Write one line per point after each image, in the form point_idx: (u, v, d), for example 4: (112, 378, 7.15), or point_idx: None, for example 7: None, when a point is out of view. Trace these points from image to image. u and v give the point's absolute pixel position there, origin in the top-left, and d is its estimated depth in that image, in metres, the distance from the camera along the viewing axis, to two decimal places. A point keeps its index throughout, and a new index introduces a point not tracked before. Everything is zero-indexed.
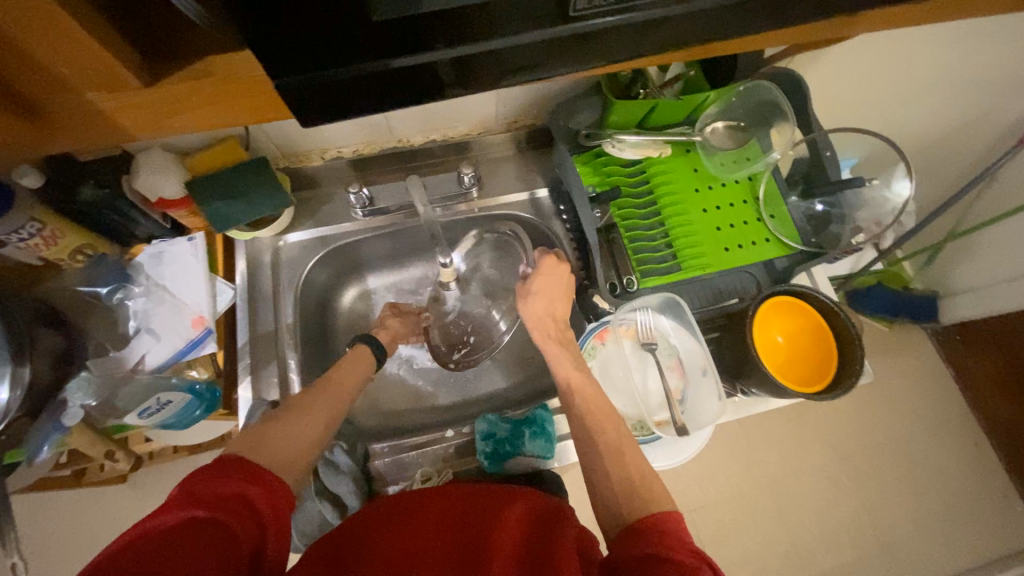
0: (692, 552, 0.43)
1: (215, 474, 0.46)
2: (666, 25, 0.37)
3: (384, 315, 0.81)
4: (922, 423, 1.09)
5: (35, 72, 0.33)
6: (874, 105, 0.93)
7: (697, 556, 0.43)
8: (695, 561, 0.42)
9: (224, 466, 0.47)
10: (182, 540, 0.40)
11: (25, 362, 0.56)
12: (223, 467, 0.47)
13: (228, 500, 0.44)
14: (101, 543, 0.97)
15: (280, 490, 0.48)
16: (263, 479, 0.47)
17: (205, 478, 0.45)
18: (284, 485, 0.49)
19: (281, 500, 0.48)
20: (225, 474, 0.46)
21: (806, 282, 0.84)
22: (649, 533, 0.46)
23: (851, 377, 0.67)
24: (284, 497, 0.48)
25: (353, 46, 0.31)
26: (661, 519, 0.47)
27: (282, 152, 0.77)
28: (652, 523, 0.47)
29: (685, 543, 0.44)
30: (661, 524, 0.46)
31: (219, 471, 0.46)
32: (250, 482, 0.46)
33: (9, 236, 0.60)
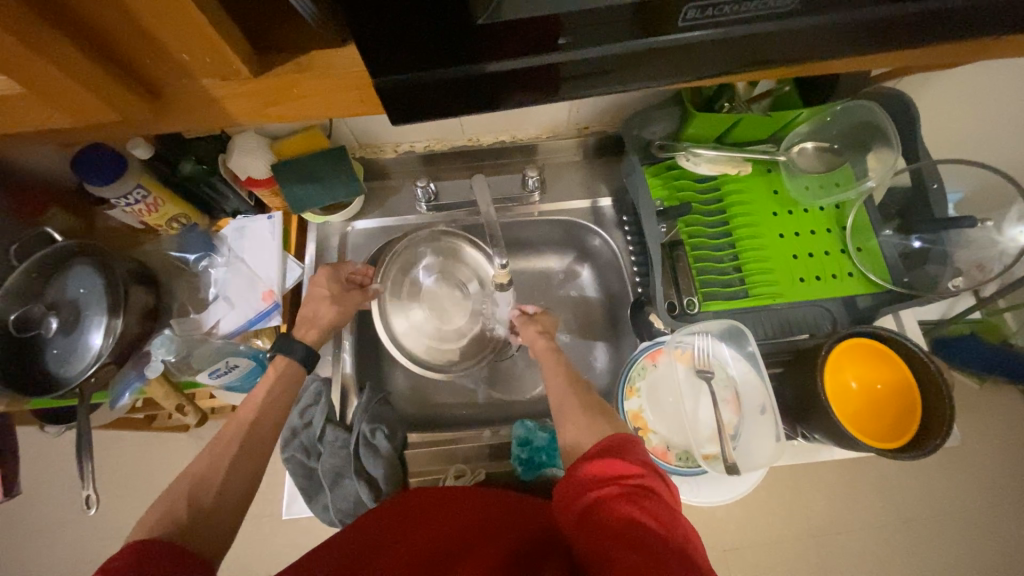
0: (642, 462, 0.46)
1: (139, 555, 0.44)
2: (755, 43, 0.35)
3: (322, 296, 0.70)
4: (1009, 498, 0.97)
5: (160, 58, 0.37)
6: (992, 136, 0.83)
7: (647, 467, 0.46)
8: (645, 472, 0.45)
9: (146, 546, 0.45)
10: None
11: (118, 314, 0.63)
12: (146, 549, 0.45)
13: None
14: (161, 485, 1.06)
15: (204, 569, 0.47)
16: (183, 559, 0.46)
17: (128, 560, 0.43)
18: (209, 564, 0.48)
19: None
20: (149, 554, 0.44)
21: (892, 325, 0.76)
22: (602, 449, 0.48)
23: (933, 438, 0.61)
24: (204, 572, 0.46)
25: (446, 47, 0.32)
26: (610, 438, 0.49)
27: (359, 142, 0.80)
28: (603, 444, 0.48)
29: (633, 454, 0.47)
30: (610, 440, 0.49)
31: (143, 551, 0.44)
32: (171, 560, 0.45)
33: (119, 200, 0.66)
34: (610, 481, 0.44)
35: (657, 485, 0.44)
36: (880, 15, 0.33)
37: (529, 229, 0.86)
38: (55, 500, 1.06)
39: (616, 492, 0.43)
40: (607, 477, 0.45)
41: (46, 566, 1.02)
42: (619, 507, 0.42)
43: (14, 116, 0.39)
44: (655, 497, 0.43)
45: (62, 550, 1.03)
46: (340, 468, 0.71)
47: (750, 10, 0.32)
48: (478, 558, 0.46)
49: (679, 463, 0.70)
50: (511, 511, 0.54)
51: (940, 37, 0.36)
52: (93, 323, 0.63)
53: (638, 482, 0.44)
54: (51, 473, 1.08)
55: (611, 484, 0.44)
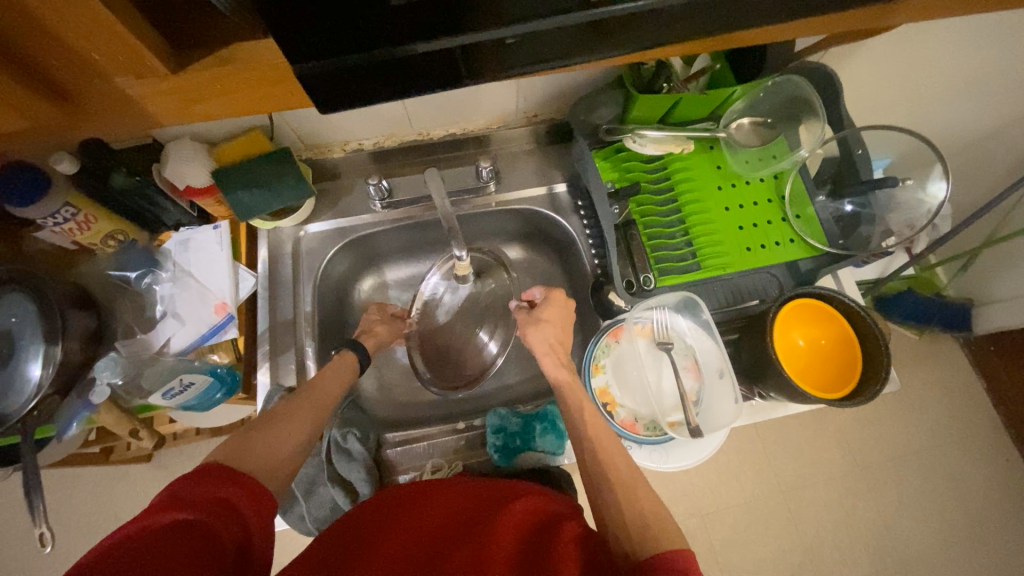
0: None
1: (199, 479, 0.45)
2: (685, 10, 0.36)
3: (372, 320, 0.79)
4: (948, 435, 1.05)
5: (66, 58, 0.35)
6: (911, 101, 0.89)
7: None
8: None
9: (209, 471, 0.46)
10: (160, 538, 0.39)
11: (58, 341, 0.60)
12: (208, 472, 0.46)
13: (208, 504, 0.43)
14: (124, 517, 1.01)
15: (262, 495, 0.48)
16: (245, 486, 0.47)
17: (190, 482, 0.45)
18: (269, 492, 0.49)
19: (261, 502, 0.47)
20: (208, 479, 0.46)
21: (832, 285, 0.81)
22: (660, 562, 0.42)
23: (875, 384, 0.65)
24: (264, 499, 0.48)
25: (369, 29, 0.31)
26: (676, 553, 0.43)
27: (305, 143, 0.78)
28: (665, 555, 0.43)
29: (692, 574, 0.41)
30: (673, 558, 0.42)
31: (206, 476, 0.46)
32: (233, 485, 0.46)
33: (46, 220, 0.63)
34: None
35: None
36: None
37: (488, 220, 0.86)
38: (6, 549, 0.99)
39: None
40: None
41: None
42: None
43: None
44: None
45: None
46: (313, 476, 0.71)
47: None
48: (463, 552, 0.45)
49: (647, 432, 0.73)
50: (496, 486, 0.55)
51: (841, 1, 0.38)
52: (29, 352, 0.59)
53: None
54: None
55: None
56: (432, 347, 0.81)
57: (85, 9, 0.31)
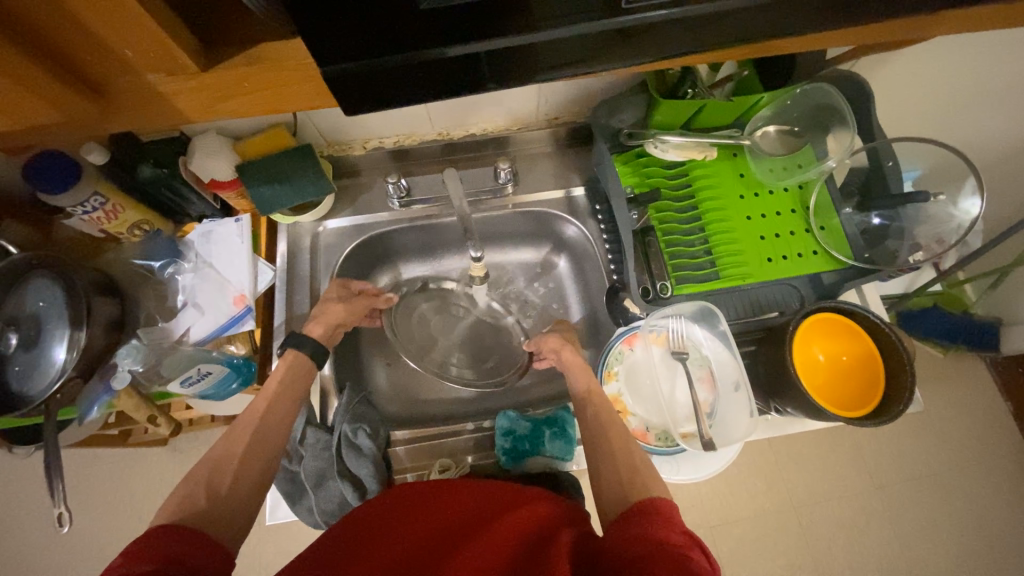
0: (684, 534, 0.44)
1: (157, 538, 0.45)
2: (714, 20, 0.36)
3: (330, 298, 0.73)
4: (971, 458, 1.02)
5: (100, 55, 0.35)
6: (943, 113, 0.87)
7: (688, 537, 0.44)
8: (685, 539, 0.43)
9: (166, 530, 0.46)
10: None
11: (83, 326, 0.61)
12: (165, 532, 0.46)
13: (171, 559, 0.43)
14: (139, 499, 1.03)
15: (219, 553, 0.48)
16: (204, 544, 0.47)
17: (150, 540, 0.44)
18: (227, 549, 0.49)
19: (219, 561, 0.47)
20: (168, 537, 0.45)
21: (855, 299, 0.79)
22: (639, 513, 0.47)
23: (898, 404, 0.63)
24: (221, 557, 0.48)
25: (397, 33, 0.31)
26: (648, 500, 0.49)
27: (326, 140, 0.79)
28: (640, 506, 0.48)
29: (677, 527, 0.45)
30: (649, 505, 0.48)
31: (164, 534, 0.46)
32: (190, 544, 0.46)
33: (75, 209, 0.64)
34: (645, 542, 0.43)
35: (696, 553, 0.42)
36: None
37: (505, 222, 0.86)
38: (26, 525, 1.02)
39: (652, 550, 0.42)
40: (643, 538, 0.43)
41: None
42: (650, 563, 0.40)
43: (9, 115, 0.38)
44: (687, 559, 0.40)
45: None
46: (323, 470, 0.71)
47: None
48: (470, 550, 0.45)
49: (658, 442, 0.71)
50: (503, 488, 0.55)
51: (882, 11, 0.37)
52: (55, 336, 0.61)
53: (678, 549, 0.42)
54: (21, 497, 1.04)
55: (648, 544, 0.42)
56: (423, 328, 0.85)
57: (120, 6, 0.31)
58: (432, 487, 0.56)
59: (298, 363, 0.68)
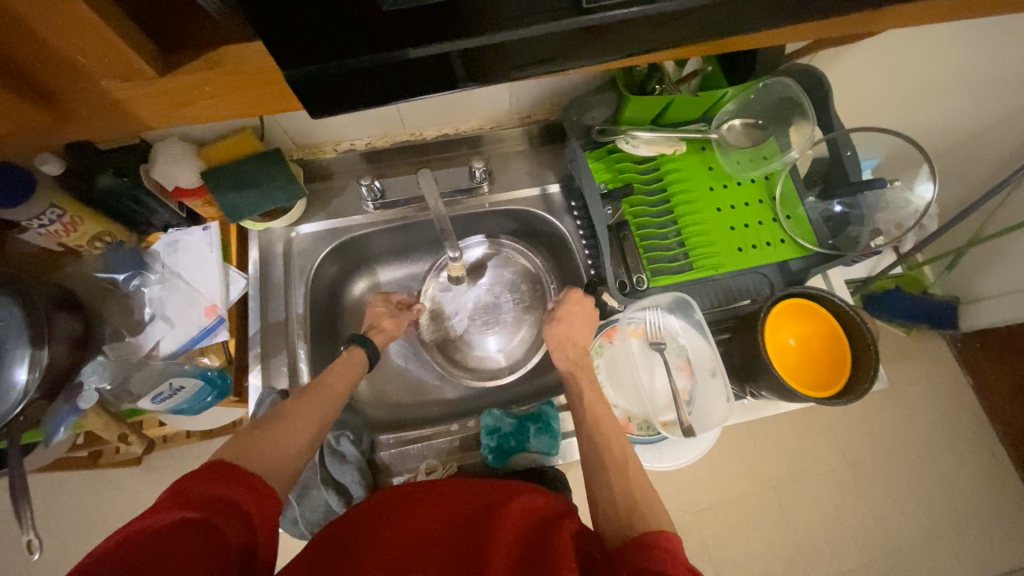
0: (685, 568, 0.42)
1: (203, 475, 0.45)
2: (683, 19, 0.37)
3: (380, 313, 0.78)
4: (935, 430, 1.07)
5: (51, 62, 0.34)
6: (897, 103, 0.90)
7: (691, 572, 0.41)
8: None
9: (213, 467, 0.46)
10: (170, 536, 0.39)
11: (44, 345, 0.59)
12: (214, 470, 0.46)
13: (215, 502, 0.43)
14: (112, 522, 1.00)
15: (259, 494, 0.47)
16: (250, 481, 0.47)
17: (196, 480, 0.45)
18: (274, 492, 0.49)
19: (266, 501, 0.47)
20: (211, 475, 0.46)
21: (822, 285, 0.82)
22: (639, 546, 0.44)
23: (864, 381, 0.65)
24: (269, 497, 0.48)
25: (360, 33, 0.31)
26: (657, 534, 0.45)
27: (295, 144, 0.78)
28: (639, 540, 0.45)
29: (680, 560, 0.43)
30: (652, 538, 0.45)
31: (211, 473, 0.46)
32: (237, 485, 0.46)
33: (31, 221, 0.62)
34: (644, 574, 0.41)
35: None
36: None
37: (481, 221, 0.86)
38: None
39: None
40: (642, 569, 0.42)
41: None
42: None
43: None
44: None
45: None
46: (306, 479, 0.70)
47: None
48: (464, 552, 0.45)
49: (640, 432, 0.73)
50: (492, 484, 0.55)
51: (834, 7, 0.39)
52: (14, 357, 0.58)
53: None
54: None
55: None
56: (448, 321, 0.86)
57: (74, 14, 0.30)
58: (429, 486, 0.55)
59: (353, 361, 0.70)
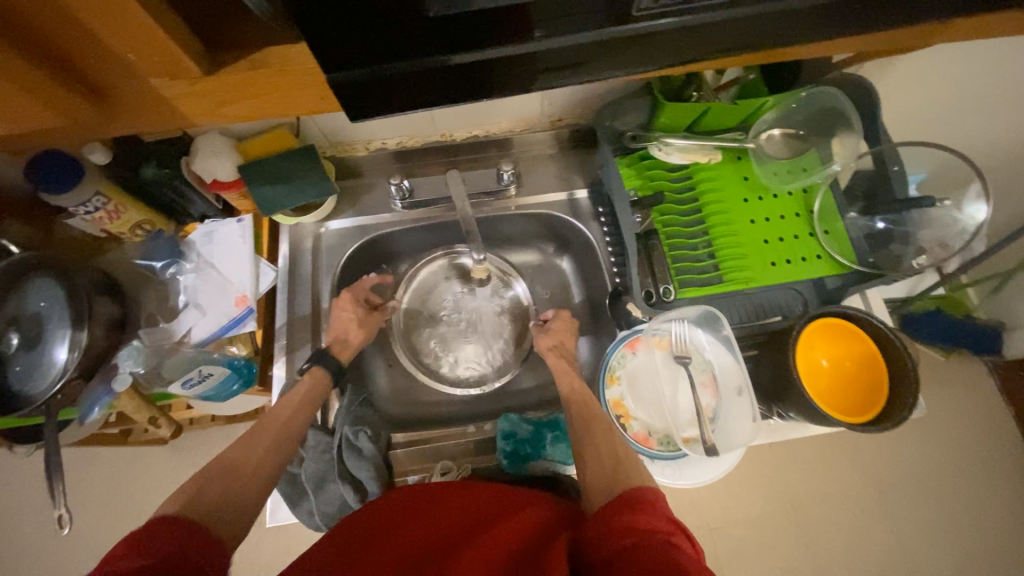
0: (669, 519, 0.44)
1: (161, 528, 0.44)
2: (720, 30, 0.36)
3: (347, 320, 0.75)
4: (973, 462, 1.01)
5: (103, 58, 0.35)
6: (948, 117, 0.86)
7: (675, 525, 0.43)
8: (668, 525, 0.43)
9: (170, 522, 0.45)
10: None
11: (84, 326, 0.61)
12: (172, 525, 0.45)
13: (171, 555, 0.42)
14: (138, 498, 1.03)
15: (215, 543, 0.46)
16: (203, 541, 0.45)
17: (150, 532, 0.43)
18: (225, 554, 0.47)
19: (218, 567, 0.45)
20: (170, 530, 0.44)
21: (860, 304, 0.78)
22: (622, 504, 0.45)
23: (902, 409, 0.62)
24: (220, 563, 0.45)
25: (400, 38, 0.31)
26: (633, 490, 0.47)
27: (329, 141, 0.79)
28: (624, 497, 0.46)
29: (662, 511, 0.45)
30: (633, 494, 0.46)
31: (168, 527, 0.44)
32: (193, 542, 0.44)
33: (77, 208, 0.64)
34: (630, 535, 0.42)
35: (683, 543, 0.42)
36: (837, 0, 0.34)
37: (506, 224, 0.85)
38: (27, 524, 1.02)
39: (639, 542, 0.41)
40: (631, 528, 0.42)
41: None
42: (637, 559, 0.39)
43: None
44: (673, 548, 0.40)
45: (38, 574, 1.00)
46: (322, 472, 0.70)
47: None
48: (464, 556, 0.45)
49: (660, 448, 0.70)
50: (502, 491, 0.55)
51: (892, 20, 0.37)
52: (56, 337, 0.61)
53: (664, 538, 0.41)
54: (21, 496, 1.04)
55: (637, 535, 0.42)
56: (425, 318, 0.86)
57: (126, 14, 0.31)
58: (433, 490, 0.55)
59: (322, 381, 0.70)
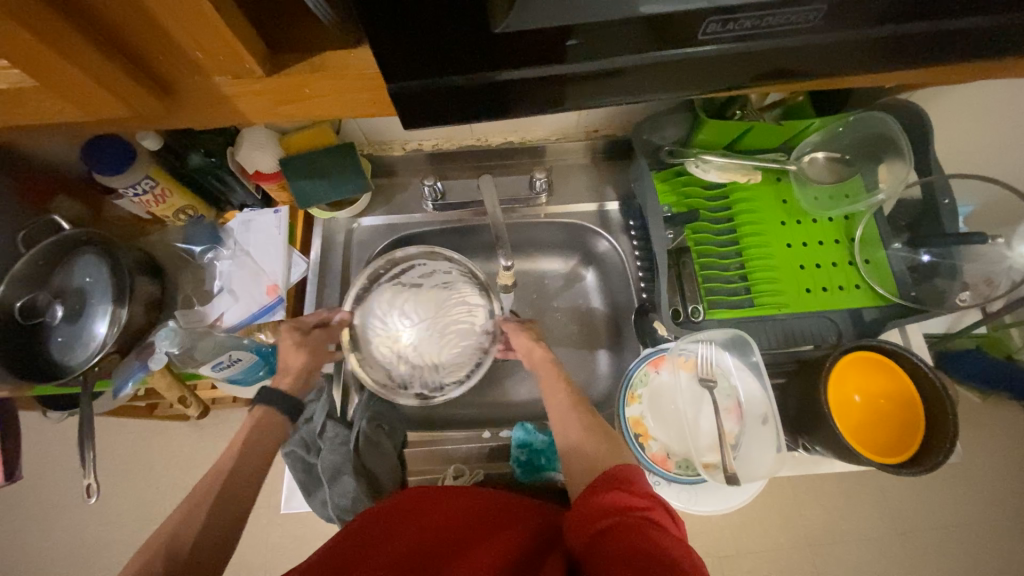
0: (648, 495, 0.44)
1: None
2: (770, 57, 0.35)
3: (286, 346, 0.66)
4: (1007, 514, 0.96)
5: (176, 57, 0.37)
6: (1006, 151, 0.82)
7: (654, 499, 0.44)
8: (648, 503, 0.43)
9: None
10: None
11: (125, 303, 0.64)
12: None
13: None
14: (159, 473, 1.07)
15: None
16: None
17: None
18: None
19: None
20: None
21: (897, 339, 0.75)
22: (605, 482, 0.45)
23: (936, 455, 0.59)
24: None
25: (460, 50, 0.31)
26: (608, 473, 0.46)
27: (368, 139, 0.81)
28: (607, 475, 0.46)
29: (642, 486, 0.45)
30: (615, 473, 0.46)
31: None
32: None
33: (127, 189, 0.67)
34: (614, 516, 0.42)
35: (664, 518, 0.42)
36: (895, 34, 0.33)
37: (535, 231, 0.85)
38: (56, 489, 1.07)
39: (620, 521, 0.41)
40: (613, 507, 0.43)
41: (48, 552, 1.03)
42: (620, 540, 0.40)
43: (28, 108, 0.39)
44: (655, 527, 0.41)
45: (62, 535, 1.04)
46: (338, 464, 0.69)
47: (773, 24, 0.32)
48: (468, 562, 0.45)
49: (678, 470, 0.70)
50: (510, 499, 0.55)
51: (961, 55, 0.36)
52: (99, 311, 0.64)
53: (647, 516, 0.42)
54: (53, 461, 1.08)
55: (614, 514, 0.42)
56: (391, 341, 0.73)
57: (201, 16, 0.32)
58: (437, 490, 0.56)
59: (269, 419, 0.62)
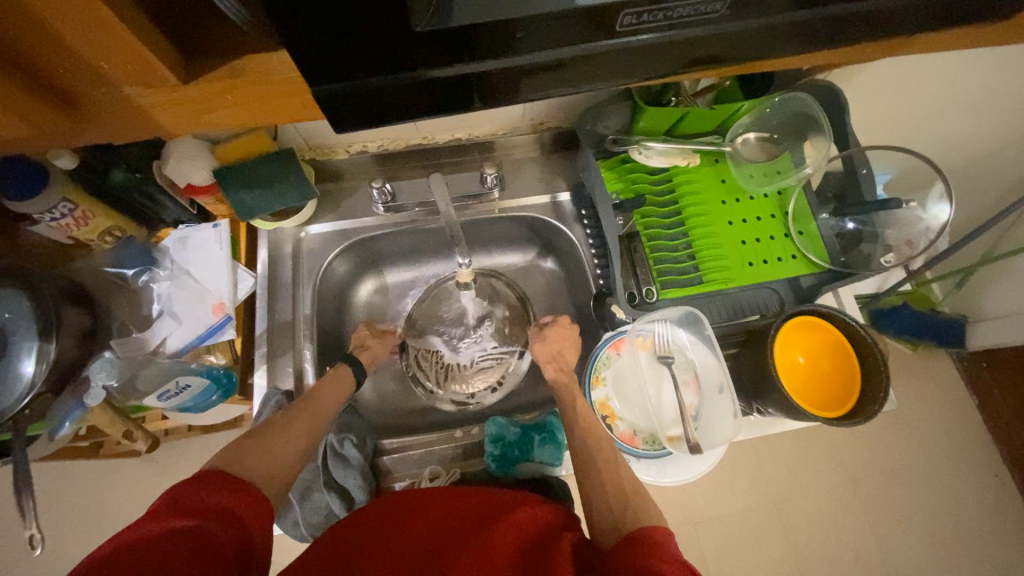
0: (679, 562, 0.42)
1: (199, 485, 0.47)
2: (698, 42, 0.36)
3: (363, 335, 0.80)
4: (939, 450, 1.06)
5: (81, 70, 0.34)
6: (912, 122, 0.90)
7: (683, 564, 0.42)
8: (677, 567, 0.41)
9: (207, 477, 0.48)
10: (165, 543, 0.40)
11: (52, 338, 0.59)
12: (212, 479, 0.48)
13: (211, 510, 0.45)
14: (113, 513, 1.00)
15: (265, 505, 0.50)
16: (247, 492, 0.49)
17: (189, 488, 0.46)
18: (265, 498, 0.51)
19: (260, 509, 0.49)
20: (206, 484, 0.47)
21: (832, 302, 0.81)
22: (636, 541, 0.45)
23: (871, 406, 0.64)
24: (261, 505, 0.49)
25: (389, 48, 0.31)
26: (644, 528, 0.47)
27: (308, 144, 0.79)
28: (640, 534, 0.46)
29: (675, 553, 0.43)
30: (646, 534, 0.46)
31: (205, 482, 0.48)
32: (233, 490, 0.48)
33: (43, 214, 0.61)
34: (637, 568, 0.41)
35: None
36: (807, 15, 0.35)
37: (490, 227, 0.85)
38: None
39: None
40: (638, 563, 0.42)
41: None
42: None
43: None
44: None
45: None
46: (309, 481, 0.70)
47: (689, 13, 0.33)
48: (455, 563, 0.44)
49: (646, 446, 0.72)
50: (494, 493, 0.54)
51: (859, 35, 0.39)
52: (21, 348, 0.58)
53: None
54: None
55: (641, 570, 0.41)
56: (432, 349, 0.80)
57: (99, 21, 0.30)
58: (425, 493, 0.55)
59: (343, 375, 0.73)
